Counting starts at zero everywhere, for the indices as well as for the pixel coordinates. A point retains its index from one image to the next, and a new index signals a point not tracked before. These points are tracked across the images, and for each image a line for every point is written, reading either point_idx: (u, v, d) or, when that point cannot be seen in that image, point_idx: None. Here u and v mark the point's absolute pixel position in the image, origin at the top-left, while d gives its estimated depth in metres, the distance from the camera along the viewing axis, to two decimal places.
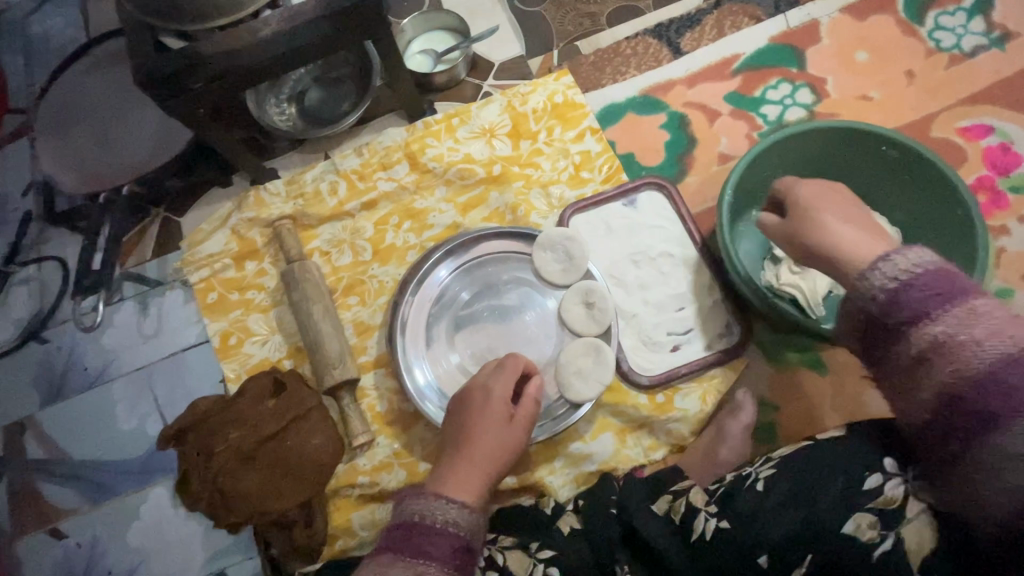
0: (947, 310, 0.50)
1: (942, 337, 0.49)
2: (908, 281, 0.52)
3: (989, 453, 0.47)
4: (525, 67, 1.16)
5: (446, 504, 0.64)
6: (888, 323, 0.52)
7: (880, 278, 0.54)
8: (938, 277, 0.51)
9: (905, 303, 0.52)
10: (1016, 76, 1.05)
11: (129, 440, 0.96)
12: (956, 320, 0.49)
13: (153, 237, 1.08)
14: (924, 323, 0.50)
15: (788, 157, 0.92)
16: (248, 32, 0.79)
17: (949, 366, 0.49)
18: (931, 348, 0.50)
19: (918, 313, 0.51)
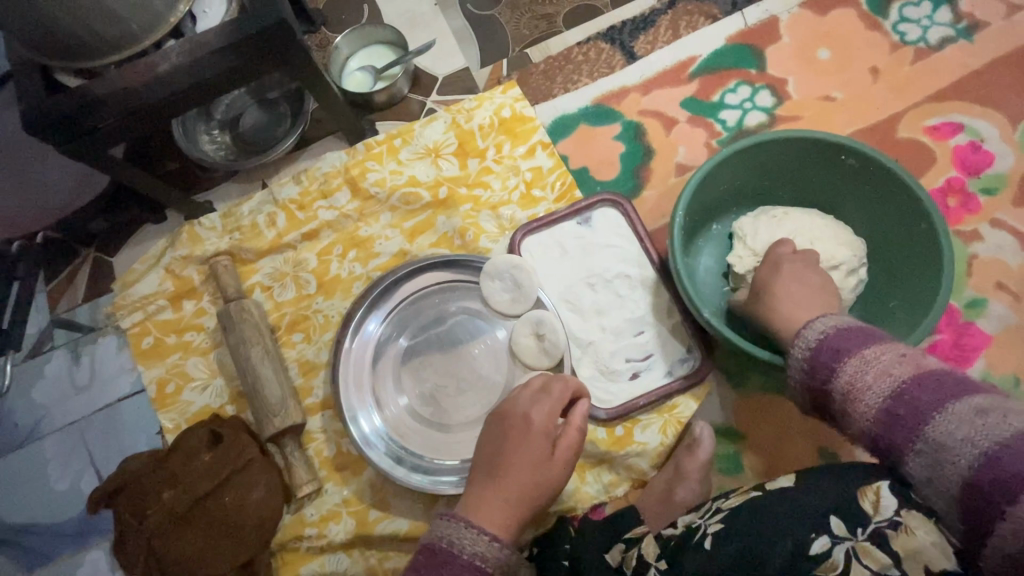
0: (845, 362, 0.55)
1: (847, 385, 0.54)
2: (820, 343, 0.58)
3: (922, 469, 0.48)
4: (471, 80, 1.09)
5: (475, 534, 0.58)
6: (812, 385, 0.58)
7: (801, 350, 0.59)
8: (842, 335, 0.57)
9: (818, 363, 0.57)
10: (985, 69, 1.00)
11: (63, 500, 0.91)
12: (854, 368, 0.54)
13: (84, 279, 1.02)
14: (836, 375, 0.55)
15: (744, 170, 0.87)
16: (146, 66, 0.73)
17: (863, 404, 0.53)
18: (845, 395, 0.54)
19: (827, 367, 0.56)
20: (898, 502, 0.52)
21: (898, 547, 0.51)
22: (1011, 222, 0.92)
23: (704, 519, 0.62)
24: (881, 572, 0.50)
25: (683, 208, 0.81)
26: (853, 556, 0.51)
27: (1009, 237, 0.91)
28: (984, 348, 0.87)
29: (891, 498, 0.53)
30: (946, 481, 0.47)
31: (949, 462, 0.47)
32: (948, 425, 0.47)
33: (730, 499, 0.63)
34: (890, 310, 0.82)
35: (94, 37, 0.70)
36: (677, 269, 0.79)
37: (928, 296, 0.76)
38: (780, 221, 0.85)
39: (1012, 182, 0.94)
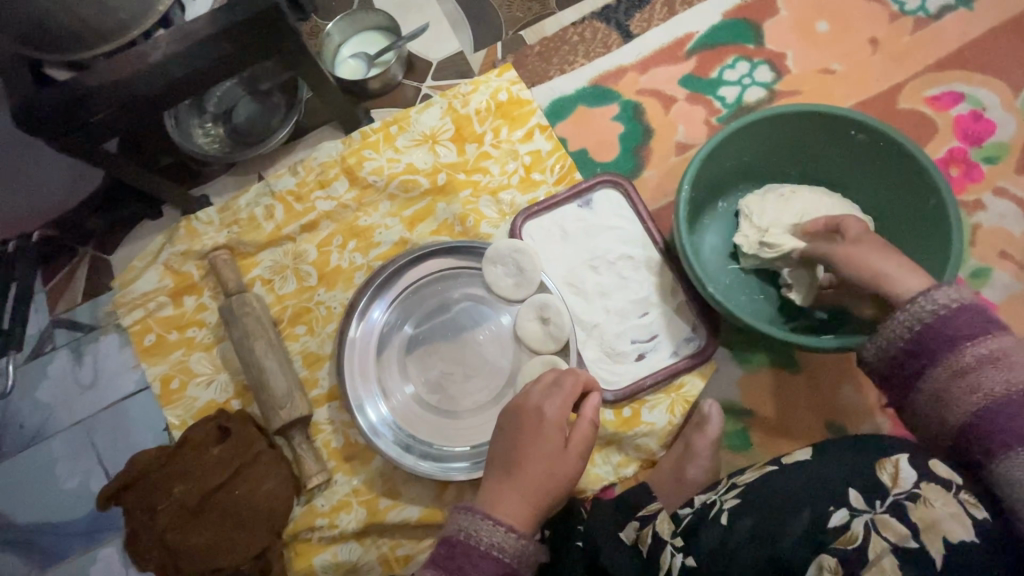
0: (994, 334, 0.50)
1: (994, 353, 0.49)
2: (961, 306, 0.52)
3: None
4: (465, 64, 1.08)
5: (490, 526, 0.58)
6: (943, 336, 0.51)
7: (931, 302, 0.53)
8: (981, 310, 0.52)
9: (952, 325, 0.51)
10: (985, 36, 0.99)
11: (73, 500, 0.91)
12: (1002, 343, 0.49)
13: (82, 278, 1.01)
14: (975, 341, 0.50)
15: (751, 144, 0.86)
16: (137, 56, 0.71)
17: (1001, 377, 0.48)
18: (983, 361, 0.49)
19: (970, 333, 0.50)
20: (917, 476, 0.52)
21: (915, 517, 0.50)
22: (1014, 190, 0.91)
23: (720, 495, 0.62)
24: (898, 544, 0.49)
25: (688, 185, 0.81)
26: (872, 528, 0.51)
27: (1013, 205, 0.91)
28: (989, 318, 0.86)
29: (911, 473, 0.53)
30: None
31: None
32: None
33: (747, 473, 0.64)
34: None
35: (83, 28, 0.68)
36: (684, 247, 0.79)
37: (937, 270, 0.75)
38: (787, 200, 0.84)
39: (1015, 150, 0.93)
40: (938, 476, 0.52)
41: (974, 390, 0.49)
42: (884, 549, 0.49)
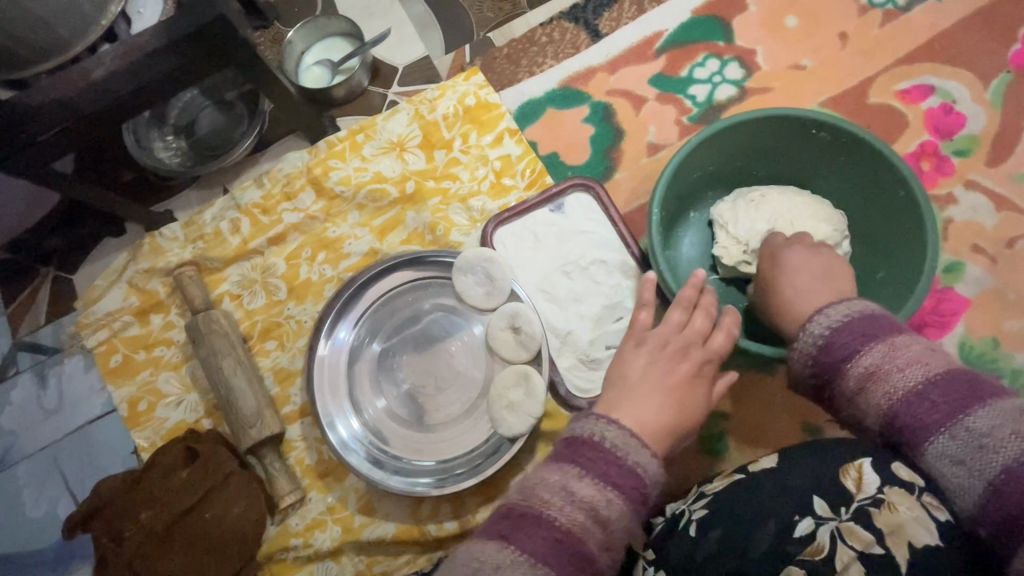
0: (874, 345, 0.54)
1: (872, 367, 0.53)
2: (835, 327, 0.57)
3: (937, 459, 0.49)
4: (433, 69, 1.06)
5: (642, 448, 0.54)
6: (826, 362, 0.57)
7: (812, 333, 0.59)
8: (856, 322, 0.57)
9: (831, 348, 0.57)
10: (954, 28, 0.98)
11: (40, 528, 0.89)
12: (881, 351, 0.54)
13: (45, 300, 0.99)
14: (854, 360, 0.55)
15: (718, 151, 0.85)
16: (80, 73, 0.69)
17: (882, 390, 0.52)
18: (865, 377, 0.54)
19: (848, 352, 0.55)
20: (880, 479, 0.52)
21: (881, 524, 0.50)
22: (985, 182, 0.91)
23: (688, 505, 0.60)
24: (865, 552, 0.49)
25: (659, 204, 0.80)
26: (838, 537, 0.50)
27: (984, 198, 0.90)
28: (963, 312, 0.86)
29: (874, 476, 0.52)
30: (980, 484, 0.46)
31: (973, 458, 0.47)
32: (975, 421, 0.48)
33: (715, 482, 0.61)
34: (875, 282, 0.80)
35: (20, 46, 0.66)
36: (659, 266, 0.78)
37: (914, 265, 0.74)
38: (758, 205, 0.83)
39: (985, 142, 0.93)
40: (899, 478, 0.52)
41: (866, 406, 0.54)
42: (851, 559, 0.49)
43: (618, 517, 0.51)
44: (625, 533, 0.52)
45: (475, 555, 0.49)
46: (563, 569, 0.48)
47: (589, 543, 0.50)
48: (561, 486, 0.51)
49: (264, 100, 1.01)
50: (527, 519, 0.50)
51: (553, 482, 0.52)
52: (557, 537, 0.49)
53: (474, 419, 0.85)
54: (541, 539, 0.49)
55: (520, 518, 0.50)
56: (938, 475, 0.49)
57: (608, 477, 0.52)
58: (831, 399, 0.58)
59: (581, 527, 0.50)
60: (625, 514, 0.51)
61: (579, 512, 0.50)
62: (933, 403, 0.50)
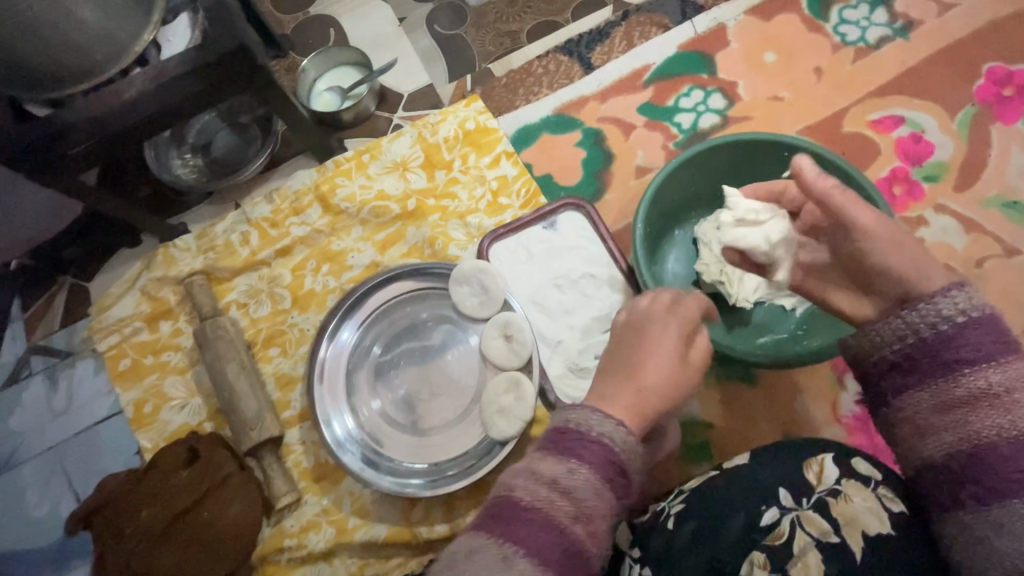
0: (1009, 360, 0.47)
1: (997, 387, 0.47)
2: (970, 318, 0.49)
3: (1013, 514, 0.45)
4: (436, 96, 1.14)
5: (608, 418, 0.53)
6: (942, 356, 0.49)
7: (940, 310, 0.50)
8: (993, 324, 0.49)
9: (960, 336, 0.49)
10: (922, 64, 1.05)
11: (41, 527, 0.91)
12: (1014, 373, 0.47)
13: (61, 306, 1.03)
14: (975, 371, 0.48)
15: (698, 174, 0.91)
16: (113, 94, 0.76)
17: (996, 420, 0.47)
18: (978, 395, 0.47)
19: (986, 355, 0.48)
20: (839, 473, 0.56)
21: (837, 513, 0.54)
22: (954, 207, 0.96)
23: (668, 501, 0.62)
24: (821, 539, 0.53)
25: (642, 220, 0.86)
26: (797, 524, 0.54)
27: (954, 221, 0.95)
28: None
29: (834, 470, 0.57)
30: None
31: None
32: None
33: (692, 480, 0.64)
34: None
35: (60, 70, 0.72)
36: (643, 278, 0.83)
37: None
38: None
39: (953, 169, 0.98)
40: (858, 472, 0.57)
41: (975, 420, 0.47)
42: (807, 545, 0.53)
43: (593, 493, 0.49)
44: (605, 508, 0.50)
45: (451, 554, 0.48)
46: (541, 555, 0.47)
47: (566, 525, 0.48)
48: (532, 471, 0.51)
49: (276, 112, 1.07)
50: (498, 511, 0.49)
51: (546, 468, 0.50)
52: (553, 522, 0.48)
53: (466, 424, 0.89)
54: (514, 527, 0.48)
55: (512, 507, 0.48)
56: (1007, 531, 0.45)
57: (603, 458, 0.52)
58: (925, 389, 0.50)
59: (555, 509, 0.48)
60: (600, 488, 0.50)
61: (551, 495, 0.49)
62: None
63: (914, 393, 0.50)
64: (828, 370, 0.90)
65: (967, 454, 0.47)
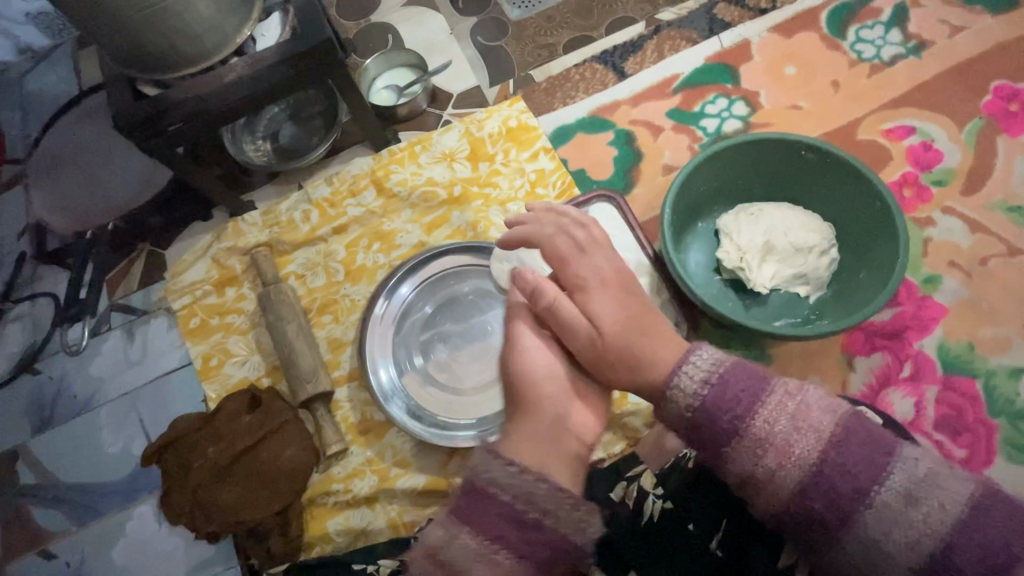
0: (763, 397, 0.58)
1: (780, 419, 0.57)
2: (714, 377, 0.60)
3: (875, 516, 0.54)
4: (482, 96, 1.25)
5: (499, 464, 0.59)
6: (721, 416, 0.59)
7: (688, 385, 0.61)
8: (729, 370, 0.60)
9: (725, 400, 0.59)
10: (933, 80, 1.14)
11: (115, 462, 1.01)
12: (781, 403, 0.58)
13: (139, 269, 1.15)
14: (753, 413, 0.58)
15: (721, 170, 1.00)
16: (216, 77, 0.89)
17: (802, 443, 0.56)
18: (761, 433, 0.57)
19: (746, 408, 0.58)
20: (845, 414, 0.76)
21: None
22: (961, 209, 1.04)
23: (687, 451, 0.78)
24: None
25: (670, 207, 0.95)
26: None
27: (960, 222, 1.03)
28: (940, 319, 0.97)
29: None
30: (921, 529, 0.52)
31: (922, 499, 0.53)
32: (900, 470, 0.54)
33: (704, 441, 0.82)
34: (861, 280, 0.94)
35: (175, 54, 0.85)
36: (672, 260, 0.92)
37: (888, 266, 0.89)
38: (757, 217, 0.98)
39: (960, 175, 1.06)
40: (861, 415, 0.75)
41: (780, 468, 0.56)
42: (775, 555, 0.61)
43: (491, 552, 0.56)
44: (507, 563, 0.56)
45: None
46: None
47: None
48: (440, 543, 0.58)
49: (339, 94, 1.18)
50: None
51: (461, 540, 0.57)
52: None
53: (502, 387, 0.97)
54: None
55: None
56: (883, 528, 0.53)
57: (515, 516, 0.57)
58: (726, 455, 0.59)
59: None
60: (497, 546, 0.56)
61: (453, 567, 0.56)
62: (842, 458, 0.55)
63: (735, 436, 0.58)
64: (838, 352, 0.97)
65: (811, 483, 0.55)
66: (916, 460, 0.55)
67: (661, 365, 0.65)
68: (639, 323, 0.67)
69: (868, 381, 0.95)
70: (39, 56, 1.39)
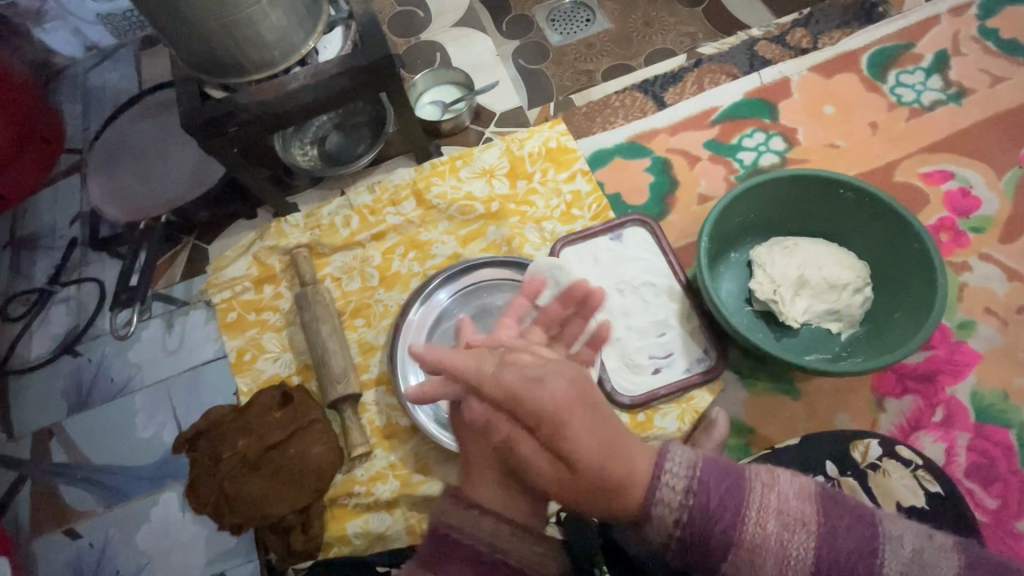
0: (745, 498, 0.57)
1: (772, 522, 0.56)
2: (693, 487, 0.57)
3: None
4: (524, 117, 1.29)
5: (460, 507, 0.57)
6: (714, 530, 0.57)
7: (672, 495, 0.57)
8: (705, 479, 0.58)
9: (710, 510, 0.57)
10: (973, 128, 1.15)
11: (146, 447, 1.04)
12: (765, 503, 0.57)
13: (183, 262, 1.19)
14: (742, 522, 0.56)
15: (758, 203, 1.01)
16: (280, 85, 0.93)
17: (797, 540, 0.56)
18: (752, 542, 0.56)
19: (732, 518, 0.57)
20: (881, 451, 0.76)
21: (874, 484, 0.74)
22: (998, 256, 1.04)
23: None
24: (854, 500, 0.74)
25: (707, 236, 0.96)
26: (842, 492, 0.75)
27: (997, 269, 1.03)
28: (974, 365, 0.96)
29: (877, 451, 0.77)
30: None
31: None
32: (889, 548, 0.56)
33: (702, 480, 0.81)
34: (896, 320, 0.94)
35: (245, 61, 0.89)
36: (706, 287, 0.93)
37: (926, 308, 0.89)
38: (792, 251, 0.99)
39: (998, 223, 1.06)
40: (900, 456, 0.76)
41: (781, 574, 0.56)
42: None
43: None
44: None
45: None
46: None
47: None
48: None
49: (388, 103, 1.22)
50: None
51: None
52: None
53: None
54: None
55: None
56: None
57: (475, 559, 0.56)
58: (725, 569, 0.58)
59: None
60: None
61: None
62: (835, 549, 0.56)
63: (729, 552, 0.57)
64: (868, 392, 0.97)
65: None
66: (900, 537, 0.57)
67: (640, 483, 0.57)
68: (611, 446, 0.56)
69: (898, 423, 0.94)
70: (104, 54, 1.47)
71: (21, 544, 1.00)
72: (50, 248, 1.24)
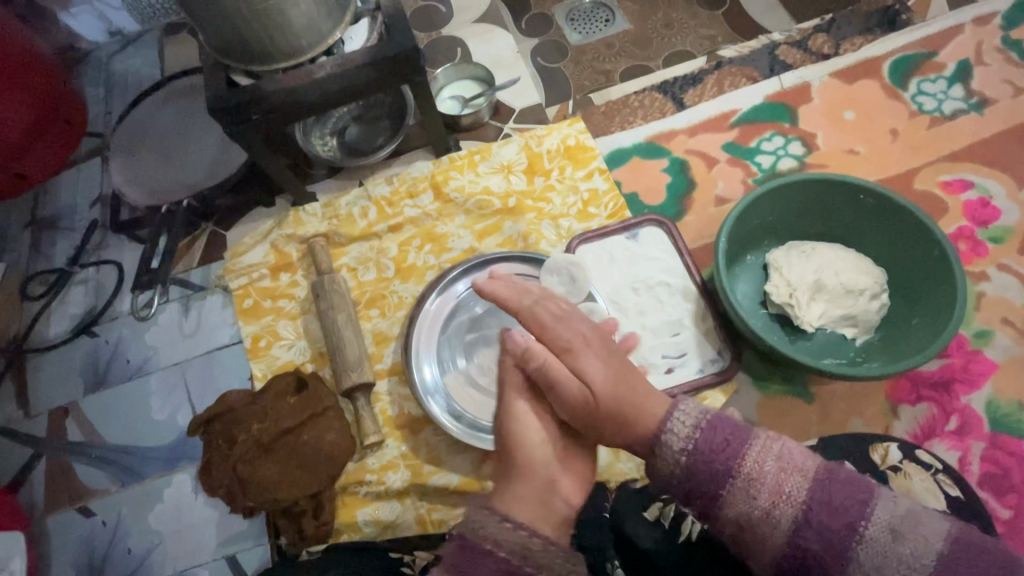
0: (747, 440, 0.64)
1: (768, 462, 0.62)
2: (701, 428, 0.65)
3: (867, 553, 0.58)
4: (543, 114, 1.29)
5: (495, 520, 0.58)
6: (714, 463, 0.63)
7: (679, 430, 0.66)
8: (713, 423, 0.65)
9: (715, 444, 0.64)
10: (995, 138, 1.15)
11: (161, 428, 1.05)
12: (764, 446, 0.63)
13: (201, 246, 1.20)
14: (740, 460, 0.63)
15: (776, 206, 1.02)
16: (307, 74, 0.94)
17: (790, 481, 0.61)
18: (749, 479, 0.62)
19: (734, 451, 0.63)
20: (901, 454, 0.77)
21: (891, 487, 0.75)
22: (1015, 267, 1.04)
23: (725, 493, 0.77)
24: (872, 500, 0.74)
25: (725, 236, 0.96)
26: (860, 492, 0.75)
27: (1015, 280, 1.03)
28: (990, 375, 0.96)
29: (897, 453, 0.78)
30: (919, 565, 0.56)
31: (903, 526, 0.57)
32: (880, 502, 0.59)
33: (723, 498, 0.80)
34: (912, 327, 0.94)
35: (273, 49, 0.90)
36: (723, 287, 0.93)
37: (945, 314, 0.89)
38: (809, 255, 0.99)
39: (1017, 234, 1.06)
40: (919, 459, 0.77)
41: (773, 508, 0.60)
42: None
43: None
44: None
45: None
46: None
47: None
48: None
49: (409, 95, 1.23)
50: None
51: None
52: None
53: None
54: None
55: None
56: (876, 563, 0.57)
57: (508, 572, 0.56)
58: (722, 504, 0.63)
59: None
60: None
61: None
62: (827, 496, 0.60)
63: (727, 488, 0.62)
64: (882, 399, 0.97)
65: (800, 519, 0.60)
66: (896, 499, 0.60)
67: (648, 419, 0.68)
68: (626, 379, 0.69)
69: (912, 430, 0.94)
70: (127, 40, 1.48)
71: (35, 519, 1.01)
72: (70, 229, 1.26)
